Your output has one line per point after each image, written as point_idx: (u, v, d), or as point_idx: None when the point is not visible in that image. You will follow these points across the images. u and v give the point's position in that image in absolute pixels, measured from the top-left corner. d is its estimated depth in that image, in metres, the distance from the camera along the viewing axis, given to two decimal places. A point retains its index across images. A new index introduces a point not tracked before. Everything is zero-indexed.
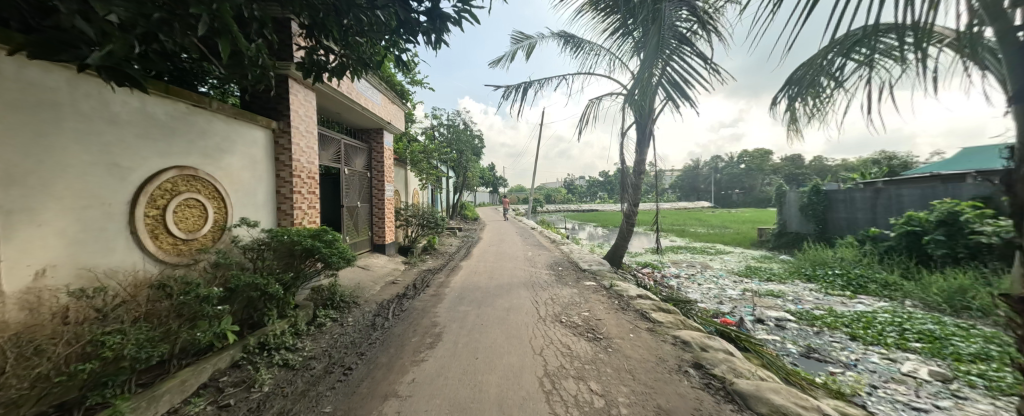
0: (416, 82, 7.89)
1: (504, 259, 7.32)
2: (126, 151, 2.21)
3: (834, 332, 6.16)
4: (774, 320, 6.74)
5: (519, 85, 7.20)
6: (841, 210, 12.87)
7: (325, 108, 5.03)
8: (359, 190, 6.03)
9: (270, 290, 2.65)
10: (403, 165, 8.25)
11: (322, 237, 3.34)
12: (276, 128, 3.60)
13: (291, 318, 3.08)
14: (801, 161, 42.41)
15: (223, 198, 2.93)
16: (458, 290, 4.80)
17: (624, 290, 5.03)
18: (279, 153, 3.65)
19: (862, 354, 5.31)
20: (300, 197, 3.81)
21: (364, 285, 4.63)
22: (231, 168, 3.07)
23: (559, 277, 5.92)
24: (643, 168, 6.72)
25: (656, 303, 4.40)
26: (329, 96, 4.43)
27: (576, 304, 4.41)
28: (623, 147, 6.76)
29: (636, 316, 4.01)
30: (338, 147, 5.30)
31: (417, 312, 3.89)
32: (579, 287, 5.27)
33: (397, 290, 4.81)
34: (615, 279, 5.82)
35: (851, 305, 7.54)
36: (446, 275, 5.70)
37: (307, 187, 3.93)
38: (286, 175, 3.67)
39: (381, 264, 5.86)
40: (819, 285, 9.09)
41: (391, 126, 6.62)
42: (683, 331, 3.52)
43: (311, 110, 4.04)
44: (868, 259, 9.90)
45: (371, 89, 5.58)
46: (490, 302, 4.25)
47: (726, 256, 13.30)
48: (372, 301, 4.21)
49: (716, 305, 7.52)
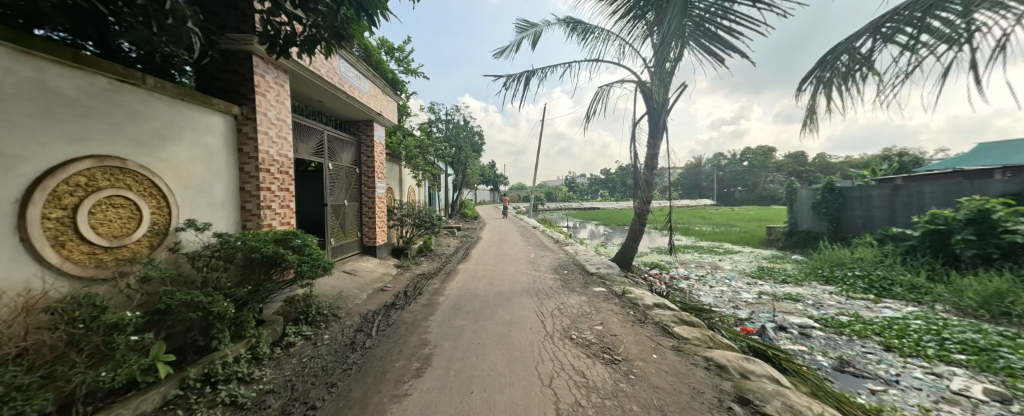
0: (409, 71, 7.36)
1: (505, 262, 6.81)
2: (16, 133, 1.70)
3: (866, 342, 5.65)
4: (798, 327, 6.21)
5: (522, 74, 6.66)
6: (856, 207, 12.32)
7: (305, 95, 4.52)
8: (346, 187, 5.51)
9: (217, 310, 2.14)
10: (396, 161, 7.72)
11: (289, 243, 2.83)
12: (239, 114, 3.08)
13: (250, 340, 2.56)
14: (805, 159, 41.79)
15: (165, 197, 2.42)
16: (453, 299, 4.28)
17: (639, 298, 4.52)
18: (242, 144, 3.12)
19: (902, 367, 4.80)
20: (270, 195, 3.30)
21: (347, 294, 4.11)
22: (178, 159, 2.56)
23: (566, 282, 5.41)
24: (655, 163, 6.22)
25: (676, 315, 3.88)
26: (305, 79, 3.89)
27: (587, 315, 3.90)
28: (633, 140, 6.22)
29: (656, 330, 3.50)
30: (320, 139, 4.77)
31: (405, 328, 3.37)
32: (588, 295, 4.77)
33: (385, 298, 4.29)
34: (627, 285, 5.30)
35: (877, 311, 7.01)
36: (441, 281, 5.19)
37: (279, 183, 3.43)
38: (251, 169, 3.16)
39: (370, 268, 5.35)
40: (838, 288, 8.58)
41: (381, 118, 6.10)
42: (713, 351, 3.00)
43: (285, 95, 3.54)
44: (890, 260, 9.36)
45: (357, 75, 5.05)
46: (490, 313, 3.75)
47: (736, 256, 12.76)
48: (355, 313, 3.70)
49: (733, 311, 7.01)
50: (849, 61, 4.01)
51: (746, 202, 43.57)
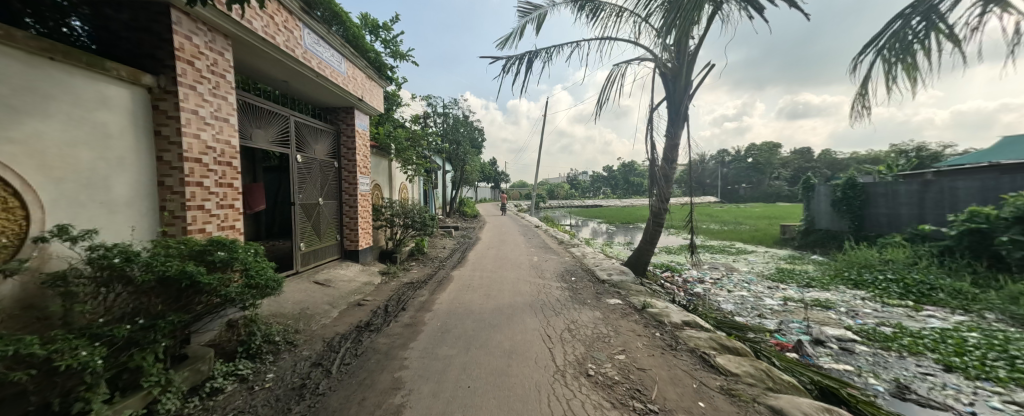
0: (398, 55, 6.62)
1: (505, 267, 6.07)
2: None
3: (920, 359, 4.90)
4: (837, 342, 5.49)
5: (523, 54, 5.90)
6: (881, 205, 11.55)
7: (264, 73, 3.82)
8: (321, 183, 4.80)
9: (66, 365, 1.40)
10: (385, 155, 7.00)
11: (208, 257, 2.07)
12: (153, 86, 2.36)
13: (150, 392, 1.82)
14: (812, 155, 40.90)
15: (16, 195, 1.68)
16: (442, 317, 3.56)
17: (663, 314, 3.80)
18: (160, 126, 2.40)
19: (974, 394, 4.02)
20: (202, 192, 2.58)
21: (313, 312, 3.39)
22: (46, 141, 1.81)
23: (575, 292, 4.67)
24: (675, 155, 5.47)
25: (715, 339, 3.15)
26: (254, 49, 3.17)
27: (605, 340, 3.15)
28: (650, 128, 5.47)
29: (694, 361, 2.77)
30: (283, 125, 4.06)
31: (376, 361, 2.63)
32: (602, 309, 4.04)
33: (359, 316, 3.56)
34: (646, 296, 4.55)
35: (922, 321, 6.25)
36: (430, 293, 4.45)
37: (215, 176, 2.71)
38: (173, 159, 2.43)
39: (349, 277, 4.61)
40: (869, 293, 7.82)
41: (364, 104, 5.39)
42: (779, 396, 2.26)
43: (225, 66, 2.81)
44: (924, 261, 8.58)
45: (331, 52, 4.33)
46: (485, 338, 3.02)
47: (751, 257, 12.00)
48: (317, 338, 2.97)
49: (759, 320, 6.29)
50: (926, 29, 3.22)
51: (750, 198, 42.62)
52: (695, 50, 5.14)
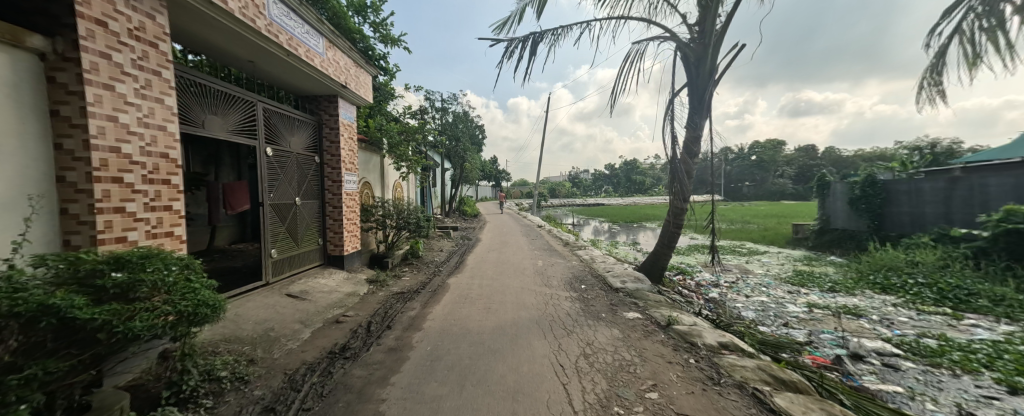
0: (389, 40, 6.03)
1: (507, 274, 5.51)
2: None
3: (978, 378, 4.25)
4: (878, 357, 4.88)
5: (526, 37, 5.33)
6: (902, 203, 10.93)
7: (223, 49, 3.26)
8: (299, 180, 4.25)
9: None
10: (375, 149, 6.45)
11: (97, 281, 1.50)
12: (46, 51, 1.79)
13: None
14: (817, 153, 40.20)
15: None
16: (433, 338, 3.02)
17: (694, 334, 3.22)
18: (59, 106, 1.83)
19: None
20: (123, 190, 2.02)
21: (279, 335, 2.83)
22: None
23: (587, 304, 4.10)
24: (697, 148, 4.89)
25: (764, 369, 2.58)
26: (200, 14, 2.59)
27: (630, 371, 2.57)
28: (671, 117, 4.87)
29: (747, 404, 2.18)
30: (245, 112, 3.49)
31: (344, 404, 2.05)
32: (621, 326, 3.47)
33: (336, 337, 3.00)
34: (669, 309, 3.98)
35: (967, 331, 5.65)
36: (423, 305, 3.89)
37: (143, 169, 2.14)
38: (77, 148, 1.86)
39: (329, 288, 4.05)
40: (900, 299, 7.23)
41: (350, 92, 4.80)
42: None
43: (156, 32, 2.24)
44: (957, 264, 7.98)
45: (305, 28, 3.74)
46: (485, 370, 2.46)
47: (764, 258, 11.43)
48: (276, 369, 2.41)
49: (785, 331, 5.73)
50: None
51: (751, 196, 41.73)
52: (723, 29, 4.54)
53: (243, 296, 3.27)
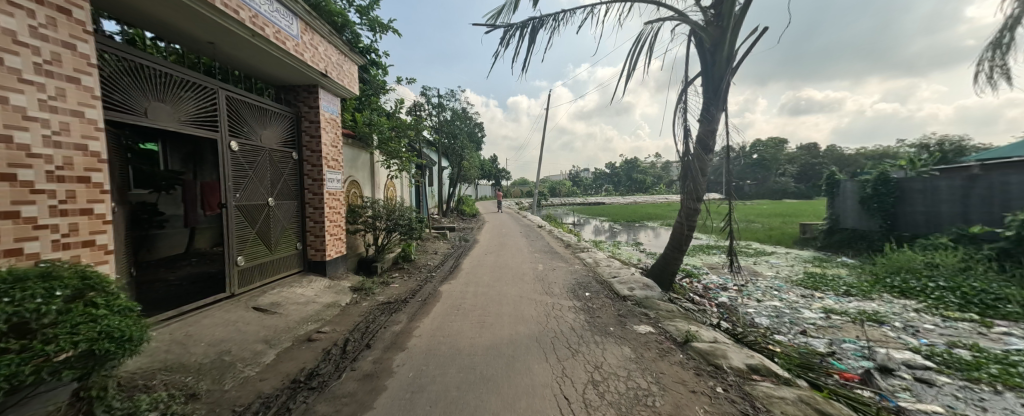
0: (377, 27, 5.60)
1: (505, 280, 5.09)
2: None
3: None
4: (911, 371, 4.26)
5: (525, 23, 4.91)
6: (917, 202, 10.50)
7: (175, 27, 2.83)
8: (273, 178, 3.84)
9: None
10: (363, 145, 6.00)
11: None
12: None
13: None
14: (820, 151, 39.70)
15: None
16: (415, 360, 2.60)
17: (718, 354, 2.79)
18: None
19: None
20: (15, 189, 1.60)
21: (234, 359, 2.42)
22: None
23: (592, 316, 3.69)
24: (712, 143, 4.47)
25: (808, 403, 2.14)
26: None
27: (647, 404, 2.15)
28: (684, 109, 4.44)
29: None
30: (202, 100, 3.06)
31: None
32: (632, 343, 3.06)
33: (303, 360, 2.58)
34: (684, 322, 3.57)
35: (1000, 340, 5.22)
36: (409, 318, 3.48)
37: (49, 165, 1.73)
38: None
39: (305, 298, 3.63)
40: (922, 303, 6.80)
41: (332, 82, 4.38)
42: None
43: None
44: (979, 266, 7.55)
45: (274, 6, 3.32)
46: (476, 405, 2.04)
47: (772, 259, 11.01)
48: (222, 405, 1.99)
49: (803, 340, 5.31)
50: None
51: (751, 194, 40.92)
52: (743, 11, 4.12)
53: (201, 311, 2.88)
